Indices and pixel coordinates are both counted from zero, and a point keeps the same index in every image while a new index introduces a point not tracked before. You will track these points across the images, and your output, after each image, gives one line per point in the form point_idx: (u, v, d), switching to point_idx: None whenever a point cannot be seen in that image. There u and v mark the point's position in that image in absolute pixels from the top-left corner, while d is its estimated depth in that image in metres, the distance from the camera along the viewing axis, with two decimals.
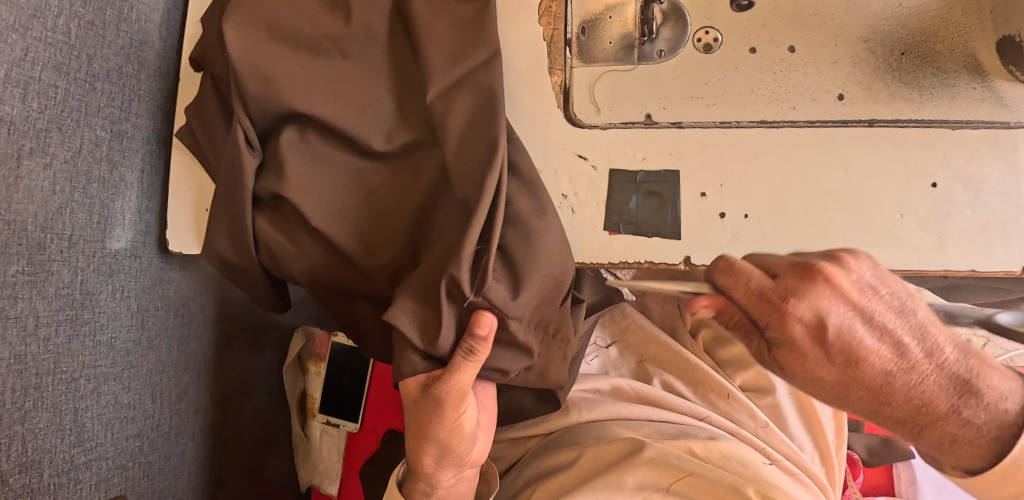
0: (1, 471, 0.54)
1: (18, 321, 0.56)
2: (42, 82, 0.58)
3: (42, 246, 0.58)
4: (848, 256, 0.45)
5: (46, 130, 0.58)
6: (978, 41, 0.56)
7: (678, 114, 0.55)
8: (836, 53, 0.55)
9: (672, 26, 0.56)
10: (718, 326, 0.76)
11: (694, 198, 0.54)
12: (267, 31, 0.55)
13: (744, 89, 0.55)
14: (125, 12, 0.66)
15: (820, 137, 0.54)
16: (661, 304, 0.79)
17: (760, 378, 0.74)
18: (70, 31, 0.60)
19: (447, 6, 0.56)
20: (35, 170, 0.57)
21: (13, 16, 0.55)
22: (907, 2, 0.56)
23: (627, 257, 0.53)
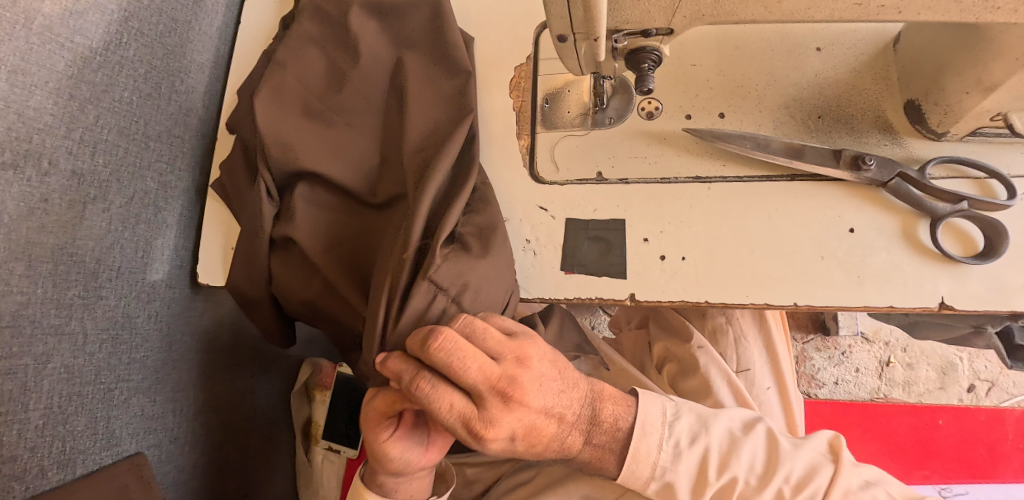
0: (43, 465, 0.65)
1: (71, 337, 0.68)
2: (108, 142, 0.71)
3: (96, 275, 0.71)
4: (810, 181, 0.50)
5: (107, 181, 0.71)
6: (887, 104, 0.62)
7: (625, 171, 0.64)
8: (760, 117, 0.63)
9: (620, 97, 0.66)
10: (681, 358, 0.76)
11: (638, 243, 0.62)
12: (287, 105, 0.68)
13: (681, 150, 0.64)
14: (177, 85, 0.80)
15: (747, 190, 0.62)
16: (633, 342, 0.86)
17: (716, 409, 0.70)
18: (133, 101, 0.74)
19: (433, 83, 0.68)
20: (96, 213, 0.70)
21: (89, 92, 0.69)
22: (823, 72, 0.63)
23: (579, 293, 0.62)
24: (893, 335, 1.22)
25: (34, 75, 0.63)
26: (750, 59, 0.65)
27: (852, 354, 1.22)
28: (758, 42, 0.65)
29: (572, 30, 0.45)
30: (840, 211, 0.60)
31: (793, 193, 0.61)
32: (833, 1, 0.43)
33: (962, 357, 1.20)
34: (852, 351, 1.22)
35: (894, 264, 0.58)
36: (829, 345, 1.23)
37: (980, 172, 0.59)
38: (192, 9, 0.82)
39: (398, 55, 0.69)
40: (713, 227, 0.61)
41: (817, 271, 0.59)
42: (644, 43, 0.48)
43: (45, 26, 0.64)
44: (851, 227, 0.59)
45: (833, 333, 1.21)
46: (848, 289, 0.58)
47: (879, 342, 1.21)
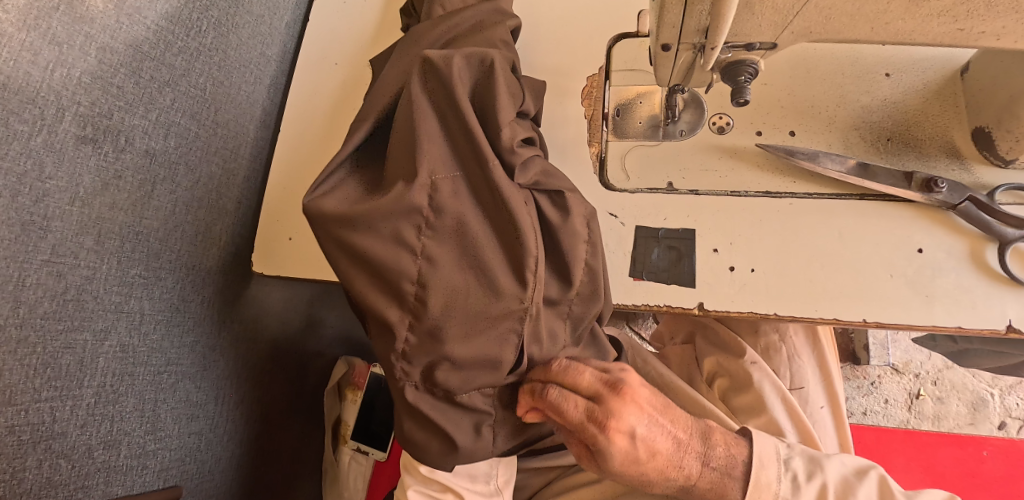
0: (90, 445, 0.64)
1: (129, 316, 0.68)
2: (181, 125, 0.72)
3: (157, 255, 0.71)
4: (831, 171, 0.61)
5: (176, 163, 0.72)
6: (954, 130, 0.63)
7: (695, 183, 0.65)
8: (831, 137, 0.64)
9: (691, 111, 0.67)
10: (734, 374, 0.77)
11: (708, 253, 0.62)
12: None
13: (752, 166, 0.64)
14: (246, 75, 0.81)
15: (816, 206, 0.62)
16: (680, 356, 0.86)
17: (772, 426, 0.72)
18: (205, 87, 0.75)
19: None
20: (164, 194, 0.71)
21: (168, 74, 0.70)
22: (891, 97, 0.65)
23: (648, 300, 0.62)
24: (924, 367, 1.28)
25: (120, 54, 0.64)
26: (821, 79, 0.66)
27: (882, 384, 1.27)
28: (829, 65, 0.66)
29: (679, 40, 0.45)
30: (908, 231, 0.61)
31: (864, 211, 0.62)
32: (937, 24, 0.42)
33: (992, 393, 1.25)
34: (882, 382, 1.28)
35: (963, 285, 0.59)
36: (859, 375, 1.28)
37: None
38: (265, 4, 0.84)
39: None
40: (783, 240, 0.62)
41: (885, 289, 0.60)
42: (744, 57, 0.48)
43: (136, 8, 0.66)
44: (919, 247, 0.60)
45: (864, 363, 1.27)
46: (919, 307, 0.59)
47: (910, 374, 1.27)
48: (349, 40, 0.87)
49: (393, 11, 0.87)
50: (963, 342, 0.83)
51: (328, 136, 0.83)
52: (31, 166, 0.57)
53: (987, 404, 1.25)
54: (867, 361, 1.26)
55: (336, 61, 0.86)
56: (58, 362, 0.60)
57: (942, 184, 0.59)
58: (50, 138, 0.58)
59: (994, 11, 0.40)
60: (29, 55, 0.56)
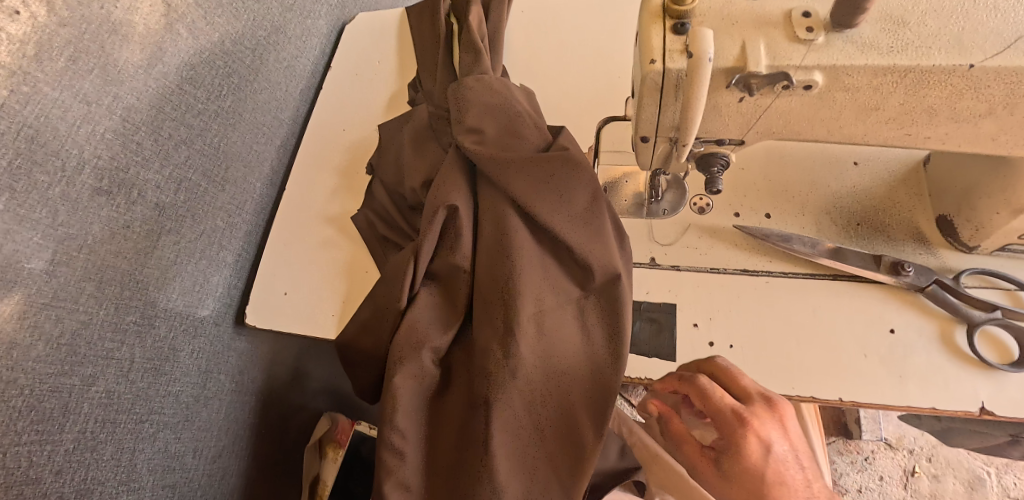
0: (61, 493, 0.63)
1: (119, 363, 0.69)
2: (192, 180, 0.76)
3: (154, 304, 0.73)
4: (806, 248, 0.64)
5: (183, 216, 0.75)
6: (919, 217, 0.67)
7: (676, 258, 0.68)
8: (805, 219, 0.67)
9: (674, 192, 0.71)
10: None
11: (688, 326, 0.64)
12: None
13: (730, 245, 0.68)
14: (258, 137, 0.87)
15: (790, 285, 0.65)
16: None
17: None
18: (218, 147, 0.80)
19: None
20: (167, 245, 0.74)
21: (185, 133, 0.75)
22: (860, 184, 0.69)
23: (629, 372, 0.64)
24: (917, 443, 1.26)
25: (143, 114, 0.69)
26: (795, 167, 0.70)
27: (875, 460, 1.26)
28: (803, 154, 0.71)
29: (656, 133, 0.49)
30: (880, 312, 0.63)
31: (839, 292, 0.64)
32: (884, 130, 0.45)
33: (988, 471, 1.23)
34: (876, 457, 1.26)
35: (935, 365, 0.60)
36: (853, 449, 1.27)
37: (1009, 282, 0.63)
38: (281, 73, 0.91)
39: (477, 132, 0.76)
40: (760, 315, 0.64)
41: (858, 367, 0.61)
42: (715, 150, 0.52)
43: (163, 74, 0.71)
44: (890, 327, 0.62)
45: (856, 437, 1.25)
46: (892, 387, 0.60)
47: (903, 450, 1.26)
48: (356, 110, 0.93)
49: (400, 84, 0.94)
50: (947, 420, 0.83)
51: (329, 197, 0.87)
52: (46, 214, 0.60)
53: (984, 487, 1.22)
54: (859, 436, 1.25)
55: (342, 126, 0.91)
56: (43, 406, 0.61)
57: (909, 267, 0.62)
58: (67, 189, 0.61)
59: (933, 121, 0.42)
60: (60, 113, 0.60)
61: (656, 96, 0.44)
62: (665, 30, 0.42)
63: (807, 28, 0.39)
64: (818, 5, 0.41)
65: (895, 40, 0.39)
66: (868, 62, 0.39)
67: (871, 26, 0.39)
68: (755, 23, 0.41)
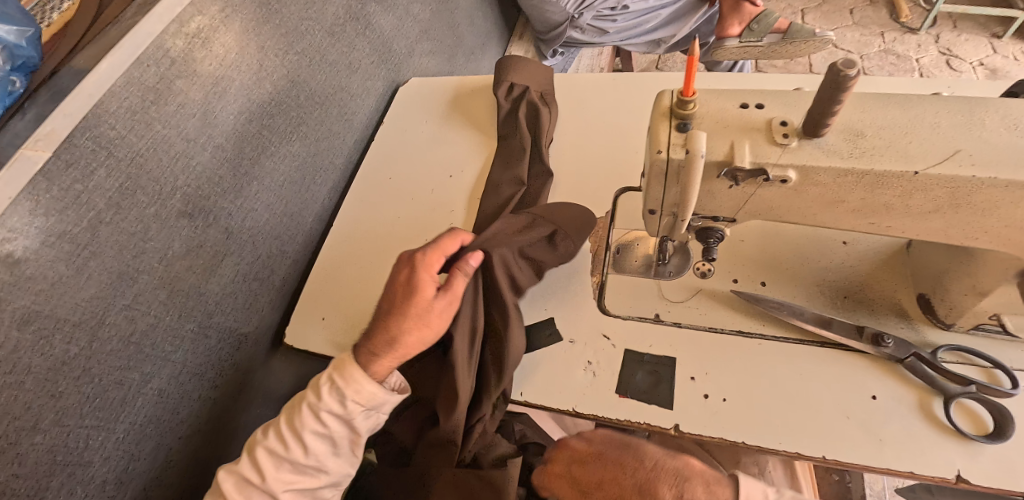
0: (105, 478, 0.69)
1: (173, 366, 0.77)
2: (257, 211, 0.87)
3: (210, 315, 0.82)
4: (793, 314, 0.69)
5: (245, 241, 0.86)
6: (901, 293, 0.70)
7: (678, 316, 0.74)
8: (797, 289, 0.73)
9: (679, 257, 0.78)
10: None
11: (684, 379, 0.69)
12: None
13: (727, 307, 0.74)
14: (316, 179, 0.98)
15: (778, 349, 0.70)
16: None
17: None
18: (283, 184, 0.91)
19: None
20: (229, 265, 0.84)
21: (258, 170, 0.86)
22: (847, 259, 0.74)
23: (629, 417, 0.68)
24: None
25: (226, 152, 0.81)
26: (789, 241, 0.76)
27: None
28: (796, 231, 0.77)
29: (661, 207, 0.58)
30: (862, 380, 0.66)
31: (823, 358, 0.68)
32: (851, 220, 0.53)
33: None
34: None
35: (913, 432, 0.62)
36: None
37: (986, 361, 0.64)
38: (341, 125, 1.03)
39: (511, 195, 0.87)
40: (750, 375, 0.69)
41: (839, 429, 0.64)
42: (711, 225, 0.60)
43: (248, 120, 0.84)
44: (871, 393, 0.65)
45: None
46: (871, 449, 0.62)
47: None
48: (398, 161, 1.04)
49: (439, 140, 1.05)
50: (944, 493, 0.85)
51: (365, 235, 0.96)
52: (140, 229, 0.70)
53: None
54: None
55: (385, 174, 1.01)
56: (105, 395, 0.69)
57: (887, 339, 0.66)
58: (159, 209, 0.72)
59: (893, 214, 0.51)
60: (165, 146, 0.72)
61: (662, 180, 0.53)
62: (671, 127, 0.52)
63: (783, 135, 0.50)
64: (795, 115, 0.51)
65: (855, 148, 0.48)
66: (833, 164, 0.48)
67: (834, 137, 0.49)
68: (743, 127, 0.51)
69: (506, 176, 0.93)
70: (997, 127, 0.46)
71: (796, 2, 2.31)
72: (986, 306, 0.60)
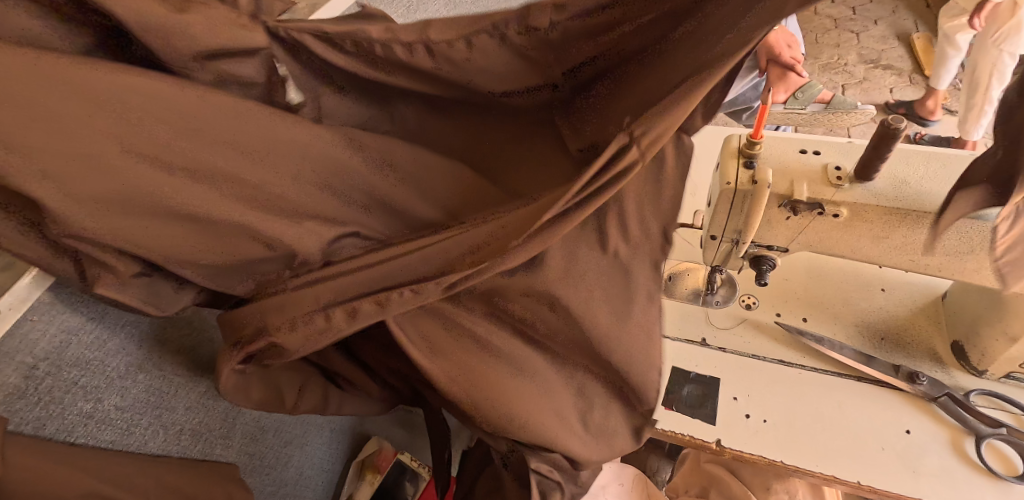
0: None
1: None
2: None
3: None
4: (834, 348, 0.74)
5: None
6: (935, 339, 0.75)
7: (724, 342, 0.79)
8: (837, 327, 0.78)
9: (727, 288, 0.82)
10: None
11: (728, 399, 0.74)
12: None
13: (771, 337, 0.78)
14: None
15: (819, 379, 0.74)
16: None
17: None
18: None
19: None
20: None
21: None
22: (886, 304, 0.79)
23: (675, 427, 0.72)
24: None
25: None
26: (830, 283, 0.82)
27: None
28: (838, 273, 0.83)
29: (721, 234, 0.64)
30: (898, 414, 0.70)
31: (861, 392, 0.72)
32: (892, 256, 0.60)
33: None
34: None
35: (946, 467, 0.66)
36: None
37: (1016, 407, 0.68)
38: None
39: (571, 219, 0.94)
40: (793, 402, 0.72)
41: (876, 458, 0.67)
42: (765, 254, 0.67)
43: None
44: (907, 428, 0.69)
45: None
46: (906, 479, 0.65)
47: None
48: None
49: None
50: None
51: None
52: None
53: None
54: None
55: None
56: None
57: (923, 377, 0.70)
58: None
59: (930, 253, 0.57)
60: None
61: (727, 206, 0.60)
62: (738, 164, 0.59)
63: (838, 178, 0.57)
64: (849, 163, 0.58)
65: (899, 193, 0.55)
66: (880, 204, 0.55)
67: (882, 183, 0.56)
68: (801, 170, 0.58)
69: None
70: None
71: (837, 77, 2.41)
72: (1016, 353, 0.64)
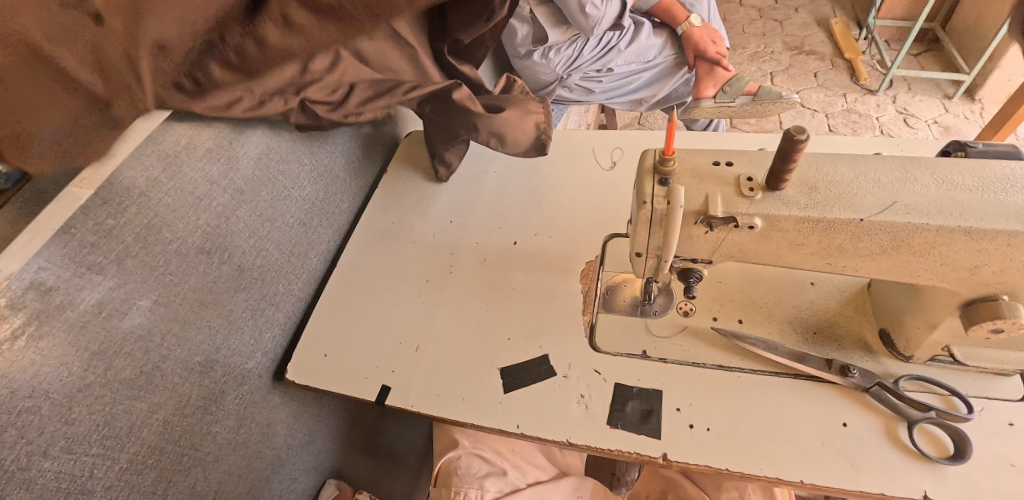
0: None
1: (181, 397, 0.80)
2: (268, 251, 0.92)
3: (218, 350, 0.85)
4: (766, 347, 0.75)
5: (256, 279, 0.90)
6: (864, 330, 0.77)
7: (663, 352, 0.79)
8: (771, 327, 0.79)
9: (664, 296, 0.84)
10: None
11: (672, 410, 0.73)
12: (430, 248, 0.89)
13: (709, 343, 0.79)
14: (323, 221, 1.04)
15: (758, 381, 0.75)
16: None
17: None
18: (291, 226, 0.97)
19: (536, 275, 0.90)
20: (240, 301, 0.88)
21: (270, 213, 0.92)
22: (817, 300, 0.80)
23: (622, 446, 0.71)
24: None
25: (243, 195, 0.87)
26: (763, 283, 0.83)
27: None
28: (770, 274, 0.84)
29: (647, 250, 0.62)
30: (835, 408, 0.71)
31: (798, 390, 0.73)
32: (813, 261, 0.61)
33: None
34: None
35: (883, 457, 0.67)
36: None
37: (943, 388, 0.71)
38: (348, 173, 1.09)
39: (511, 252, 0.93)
40: (735, 407, 0.73)
41: (818, 456, 0.68)
42: (691, 266, 0.66)
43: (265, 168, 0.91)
44: (844, 422, 0.70)
45: None
46: (845, 473, 0.66)
47: None
48: (393, 205, 1.07)
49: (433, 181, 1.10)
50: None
51: (361, 273, 0.98)
52: (161, 262, 0.76)
53: None
54: None
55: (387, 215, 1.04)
56: (114, 423, 0.71)
57: (854, 369, 0.72)
58: (180, 245, 0.78)
59: (847, 255, 0.58)
60: (189, 187, 0.79)
61: (647, 225, 0.59)
62: (654, 181, 0.59)
63: (749, 189, 0.57)
64: (760, 172, 0.58)
65: (809, 199, 0.56)
66: (792, 213, 0.56)
67: (793, 190, 0.57)
68: (714, 181, 0.58)
69: (504, 221, 0.99)
70: (928, 182, 0.55)
71: (766, 65, 2.49)
72: (938, 341, 0.66)
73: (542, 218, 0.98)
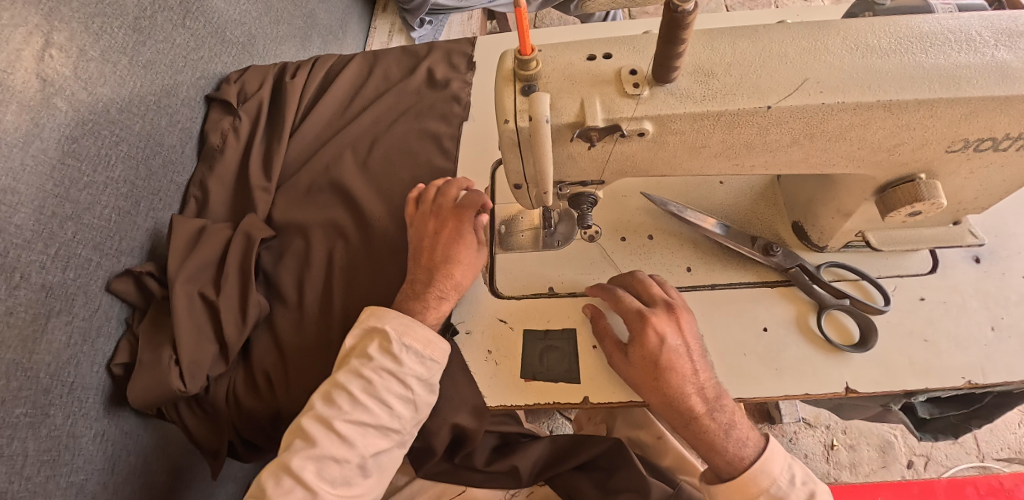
0: None
1: (9, 460, 0.63)
2: (82, 256, 0.72)
3: (47, 391, 0.67)
4: (682, 319, 0.62)
5: (74, 294, 0.71)
6: (777, 222, 0.71)
7: (573, 286, 0.70)
8: (682, 237, 0.72)
9: (566, 224, 0.74)
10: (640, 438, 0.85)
11: (588, 350, 0.66)
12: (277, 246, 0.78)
13: (619, 268, 0.71)
14: (156, 202, 0.83)
15: None
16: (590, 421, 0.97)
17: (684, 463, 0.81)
18: (110, 219, 0.76)
19: None
20: (58, 326, 0.69)
21: (71, 209, 0.71)
22: (727, 198, 0.73)
23: (540, 400, 0.64)
24: (833, 417, 1.24)
25: (19, 194, 0.66)
26: (669, 188, 0.75)
27: (799, 439, 1.23)
28: (675, 179, 0.76)
29: (526, 181, 0.52)
30: (754, 312, 0.67)
31: (716, 300, 0.68)
32: (717, 162, 0.51)
33: (895, 434, 1.21)
34: (799, 437, 1.23)
35: (804, 356, 0.64)
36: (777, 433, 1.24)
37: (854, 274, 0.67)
38: (176, 137, 0.87)
39: (390, 203, 0.80)
40: None
41: (743, 369, 0.64)
42: (582, 190, 0.56)
43: (48, 151, 0.69)
44: (764, 326, 0.66)
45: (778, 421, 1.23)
46: (770, 380, 0.63)
47: (821, 426, 1.23)
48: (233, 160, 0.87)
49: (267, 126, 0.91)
50: (844, 414, 0.84)
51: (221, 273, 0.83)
52: None
53: (923, 449, 1.20)
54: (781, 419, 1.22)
55: (234, 178, 0.86)
56: None
57: (777, 248, 0.67)
58: None
59: (753, 151, 0.49)
60: None
61: (515, 151, 0.48)
62: (516, 92, 0.47)
63: (634, 85, 0.46)
64: (644, 63, 0.47)
65: (706, 90, 0.45)
66: (687, 110, 0.45)
67: (686, 80, 0.46)
68: (591, 82, 0.47)
69: (375, 165, 0.84)
70: (839, 49, 0.45)
71: None
72: (851, 225, 0.61)
73: (421, 154, 0.84)
